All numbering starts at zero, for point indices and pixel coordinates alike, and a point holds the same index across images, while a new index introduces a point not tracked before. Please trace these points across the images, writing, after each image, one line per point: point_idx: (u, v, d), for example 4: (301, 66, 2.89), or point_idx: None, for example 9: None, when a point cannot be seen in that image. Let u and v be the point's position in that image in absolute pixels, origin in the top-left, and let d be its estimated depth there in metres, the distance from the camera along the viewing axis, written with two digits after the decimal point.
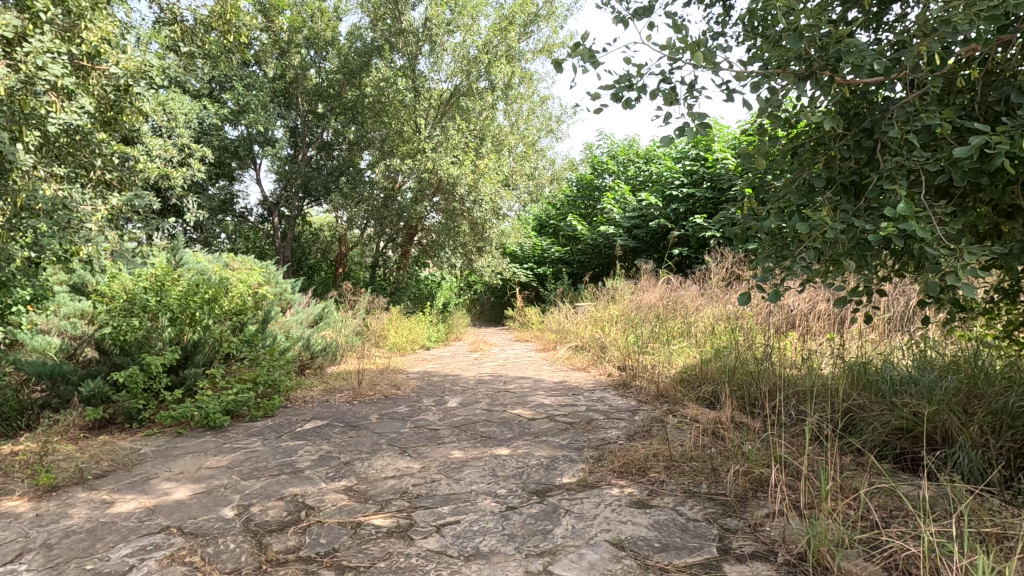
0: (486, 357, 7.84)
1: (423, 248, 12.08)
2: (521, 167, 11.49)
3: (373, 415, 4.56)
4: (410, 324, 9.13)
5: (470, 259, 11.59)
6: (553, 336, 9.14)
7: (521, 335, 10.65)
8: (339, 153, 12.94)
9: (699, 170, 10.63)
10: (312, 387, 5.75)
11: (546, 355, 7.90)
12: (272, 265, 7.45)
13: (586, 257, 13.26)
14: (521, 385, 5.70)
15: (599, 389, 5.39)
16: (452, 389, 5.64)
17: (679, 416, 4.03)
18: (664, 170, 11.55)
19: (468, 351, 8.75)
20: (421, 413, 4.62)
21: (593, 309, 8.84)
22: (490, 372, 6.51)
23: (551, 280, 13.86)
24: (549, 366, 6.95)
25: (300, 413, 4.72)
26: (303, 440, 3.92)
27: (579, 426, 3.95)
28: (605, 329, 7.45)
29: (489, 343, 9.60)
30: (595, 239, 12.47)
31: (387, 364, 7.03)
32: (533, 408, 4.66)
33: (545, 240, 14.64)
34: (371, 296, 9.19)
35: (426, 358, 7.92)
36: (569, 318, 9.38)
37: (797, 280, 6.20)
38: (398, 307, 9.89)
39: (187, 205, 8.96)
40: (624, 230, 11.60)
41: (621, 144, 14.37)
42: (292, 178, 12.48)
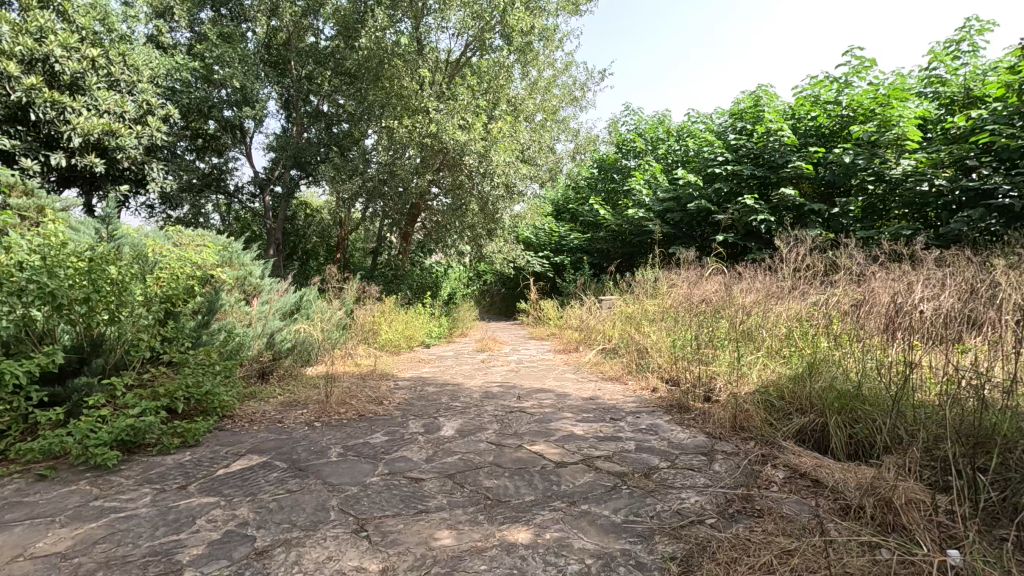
0: (495, 360, 6.50)
1: (427, 231, 10.77)
2: (539, 141, 10.10)
3: (335, 449, 3.24)
4: (407, 317, 7.84)
5: (479, 245, 10.27)
6: (576, 335, 7.80)
7: (536, 332, 9.32)
8: (338, 126, 11.64)
9: (745, 145, 9.20)
10: (270, 399, 4.45)
11: (568, 358, 6.55)
12: (236, 244, 6.15)
13: (609, 245, 11.87)
14: (541, 403, 4.35)
15: (645, 412, 4.03)
16: (450, 404, 4.31)
17: (786, 473, 2.68)
18: (704, 146, 10.11)
19: (474, 350, 7.44)
20: (403, 446, 3.29)
21: (624, 305, 7.47)
22: (499, 381, 5.17)
23: (569, 270, 12.49)
24: (574, 374, 5.59)
25: (236, 441, 3.40)
26: (216, 494, 2.59)
27: (635, 485, 2.59)
28: (643, 330, 6.08)
29: (500, 341, 8.29)
30: (620, 225, 11.08)
31: (372, 367, 5.74)
32: (560, 443, 3.31)
33: (562, 226, 13.27)
34: (364, 283, 7.91)
35: (424, 359, 6.62)
36: (594, 314, 8.01)
37: (898, 266, 4.79)
38: (397, 297, 8.62)
39: (152, 173, 7.64)
40: (655, 215, 10.19)
41: (650, 121, 12.89)
42: (283, 151, 11.18)
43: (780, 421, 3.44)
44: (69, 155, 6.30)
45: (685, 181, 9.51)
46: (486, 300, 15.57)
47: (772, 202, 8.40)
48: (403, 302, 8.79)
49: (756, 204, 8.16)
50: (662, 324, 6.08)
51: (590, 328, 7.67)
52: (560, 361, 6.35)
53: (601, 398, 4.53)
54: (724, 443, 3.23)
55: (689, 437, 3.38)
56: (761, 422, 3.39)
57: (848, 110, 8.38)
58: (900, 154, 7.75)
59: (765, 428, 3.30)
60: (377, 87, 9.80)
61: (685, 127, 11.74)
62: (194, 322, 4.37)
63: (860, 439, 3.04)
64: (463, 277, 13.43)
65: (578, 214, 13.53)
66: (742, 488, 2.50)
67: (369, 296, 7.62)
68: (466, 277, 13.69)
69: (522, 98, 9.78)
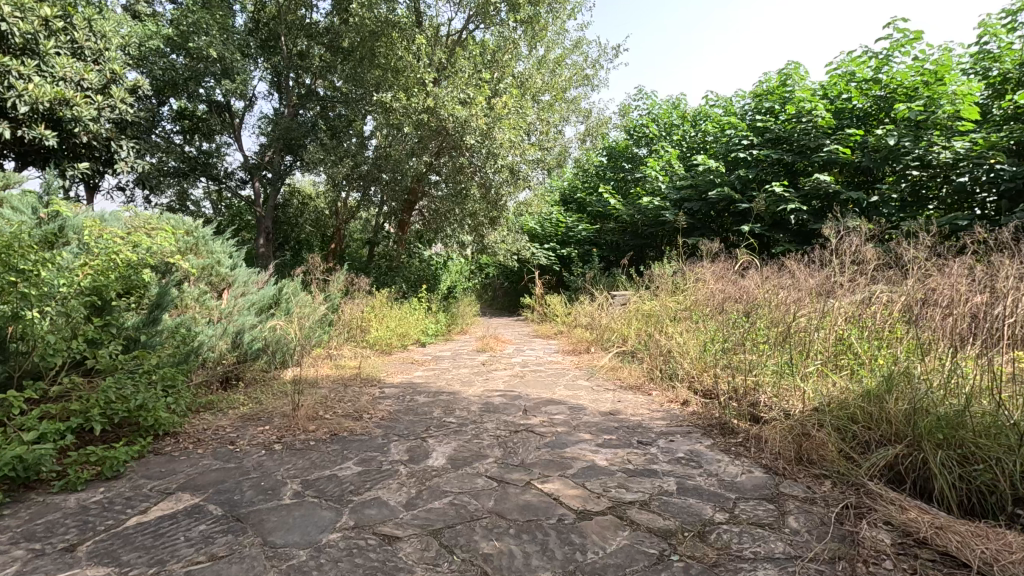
0: (497, 363, 5.80)
1: (424, 220, 10.05)
2: (547, 122, 9.34)
3: (291, 487, 2.52)
4: (401, 313, 7.13)
5: (481, 234, 9.57)
6: (586, 335, 7.10)
7: (541, 329, 8.61)
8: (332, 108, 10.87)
9: (773, 127, 8.43)
10: (230, 411, 3.74)
11: (579, 361, 5.83)
12: (206, 228, 5.42)
13: (619, 237, 11.13)
14: (551, 420, 3.63)
15: (680, 435, 3.30)
16: (444, 420, 3.60)
17: (897, 541, 1.95)
18: (725, 129, 9.34)
19: (474, 350, 6.74)
20: (380, 482, 2.57)
21: (640, 302, 6.75)
22: (502, 390, 4.45)
23: (577, 263, 11.75)
24: (587, 381, 4.88)
25: (169, 472, 2.68)
26: (112, 560, 1.88)
27: (692, 556, 1.86)
28: (666, 333, 5.36)
29: (502, 339, 7.59)
30: (632, 215, 10.33)
31: (357, 372, 5.03)
32: (581, 480, 2.58)
33: (569, 216, 12.51)
34: (353, 274, 7.21)
35: (418, 361, 5.92)
36: (606, 311, 7.30)
37: (977, 257, 4.04)
38: (390, 291, 7.91)
39: (121, 152, 6.94)
40: (672, 203, 9.44)
41: (665, 106, 12.10)
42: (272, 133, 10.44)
43: (858, 453, 2.72)
44: (17, 126, 5.58)
45: (705, 168, 8.74)
46: (488, 294, 14.90)
47: (802, 189, 7.65)
48: (397, 296, 8.09)
49: (785, 192, 7.42)
50: (687, 326, 5.35)
51: (602, 327, 6.97)
52: (570, 365, 5.64)
53: (623, 414, 3.82)
54: (791, 484, 2.50)
55: (742, 473, 2.66)
56: (833, 455, 2.65)
57: (889, 88, 7.60)
58: (949, 136, 6.99)
59: (842, 463, 2.57)
60: (372, 63, 9.09)
61: (702, 111, 10.96)
62: (137, 321, 3.66)
63: (975, 483, 2.31)
64: (463, 269, 12.73)
65: (586, 205, 12.78)
66: (844, 564, 1.78)
67: (359, 289, 6.92)
68: (466, 270, 12.99)
69: (529, 75, 9.03)
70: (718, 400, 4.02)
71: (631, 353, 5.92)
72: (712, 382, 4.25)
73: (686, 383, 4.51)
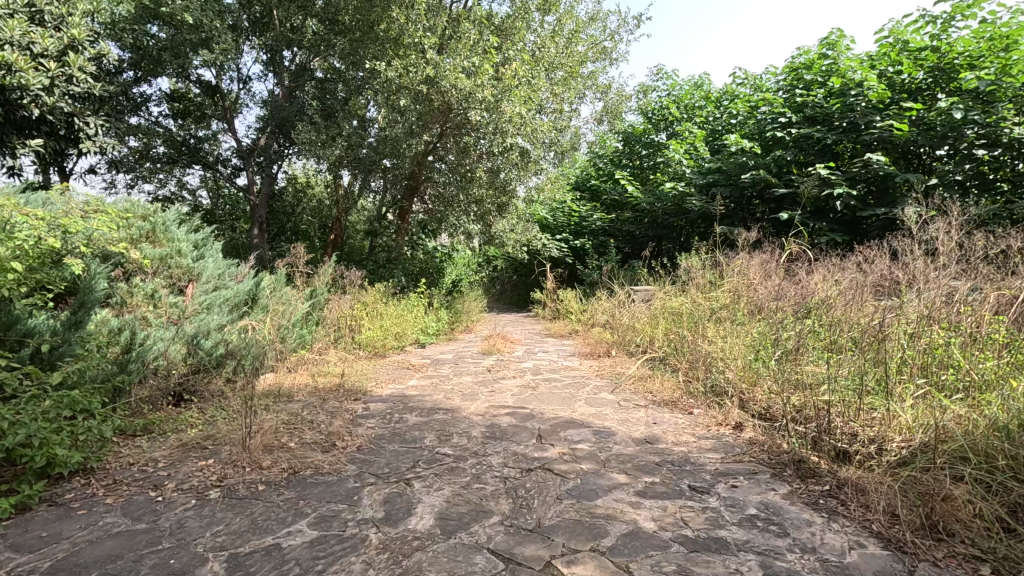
0: (503, 368, 5.03)
1: (427, 209, 9.28)
2: (560, 99, 8.50)
3: (210, 568, 1.77)
4: (398, 311, 6.36)
5: (487, 223, 8.78)
6: (605, 336, 6.30)
7: (554, 328, 7.83)
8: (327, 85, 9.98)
9: (813, 102, 7.54)
10: (170, 438, 3.00)
11: (601, 367, 5.04)
12: (166, 213, 4.68)
13: (638, 226, 10.30)
14: (574, 452, 2.85)
15: (745, 478, 2.52)
16: (438, 451, 2.84)
17: None
18: (757, 107, 8.45)
19: (479, 352, 5.97)
20: (339, 560, 1.81)
21: (668, 300, 5.94)
22: (510, 407, 3.68)
23: (592, 255, 10.92)
24: (612, 394, 4.09)
25: (49, 539, 1.94)
26: None
27: None
28: (704, 337, 4.56)
29: (511, 339, 6.83)
30: (652, 202, 9.49)
31: (339, 382, 4.28)
32: (623, 559, 1.81)
33: (583, 205, 11.68)
34: (344, 265, 6.46)
35: (414, 366, 5.17)
36: (627, 310, 6.49)
37: None
38: (387, 284, 7.16)
39: (88, 129, 6.24)
40: (698, 189, 8.59)
41: (687, 86, 11.21)
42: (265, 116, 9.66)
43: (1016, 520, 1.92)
44: None
45: (737, 148, 7.88)
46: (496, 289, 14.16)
47: (850, 172, 6.78)
48: (395, 290, 7.34)
49: (832, 175, 6.54)
50: (729, 330, 4.53)
51: (624, 327, 6.17)
52: (589, 372, 4.85)
53: (663, 442, 3.04)
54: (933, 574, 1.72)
55: (851, 551, 1.87)
56: (983, 525, 1.84)
57: (951, 55, 6.71)
58: None
59: (1003, 542, 1.78)
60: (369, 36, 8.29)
61: (728, 90, 10.08)
62: (49, 328, 2.94)
63: None
64: (469, 261, 11.97)
65: (600, 193, 11.93)
66: None
67: (352, 283, 6.17)
68: (473, 262, 12.23)
69: (541, 46, 8.22)
70: (780, 424, 3.23)
71: (662, 358, 5.12)
72: (768, 399, 3.45)
73: (734, 399, 3.71)
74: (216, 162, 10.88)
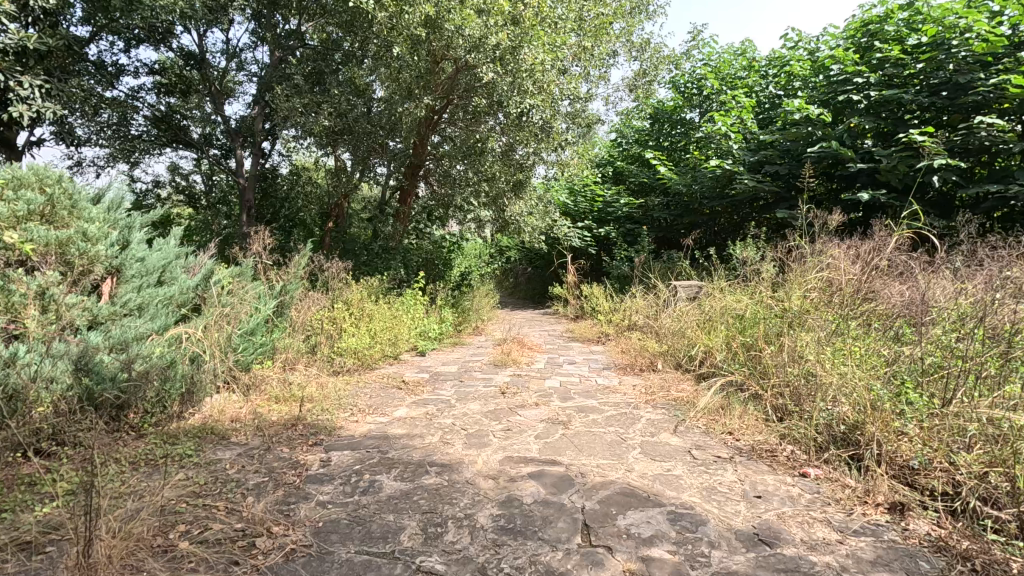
0: (520, 389, 3.88)
1: (433, 191, 8.11)
2: (587, 60, 7.24)
3: None
4: (391, 313, 5.21)
5: (500, 207, 7.59)
6: (646, 344, 5.11)
7: (579, 330, 6.64)
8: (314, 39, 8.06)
9: (894, 57, 6.22)
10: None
11: (650, 390, 3.86)
12: (75, 185, 3.55)
13: (673, 212, 9.03)
14: (649, 571, 1.68)
15: None
16: (417, 567, 1.68)
17: None
18: (819, 68, 7.13)
19: (488, 363, 4.82)
20: None
21: (730, 302, 4.72)
22: (535, 463, 2.52)
23: (619, 246, 9.68)
24: (676, 438, 2.91)
25: None
26: None
27: None
28: (795, 356, 3.36)
29: (529, 345, 5.66)
30: (690, 183, 8.24)
31: (298, 412, 3.18)
32: None
33: (607, 189, 10.42)
34: (325, 256, 5.32)
35: (405, 384, 4.05)
36: (673, 312, 5.29)
37: None
38: (381, 279, 6.01)
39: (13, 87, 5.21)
40: (748, 167, 7.32)
41: (726, 54, 9.87)
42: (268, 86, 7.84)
43: None
44: None
45: (801, 117, 6.59)
46: (509, 283, 12.96)
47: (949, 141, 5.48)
48: (392, 285, 6.22)
49: (931, 145, 5.24)
50: (828, 345, 3.33)
51: (672, 333, 4.98)
52: (635, 398, 3.67)
53: (787, 541, 1.86)
54: None
55: None
56: None
57: None
58: None
59: None
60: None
61: (777, 54, 8.74)
62: None
63: None
64: (481, 251, 10.82)
65: (625, 176, 10.68)
66: None
67: (335, 278, 5.03)
68: (484, 252, 11.07)
69: None
70: (964, 507, 2.03)
71: (730, 378, 3.93)
72: (927, 458, 2.26)
73: (860, 451, 2.52)
74: (204, 143, 9.82)
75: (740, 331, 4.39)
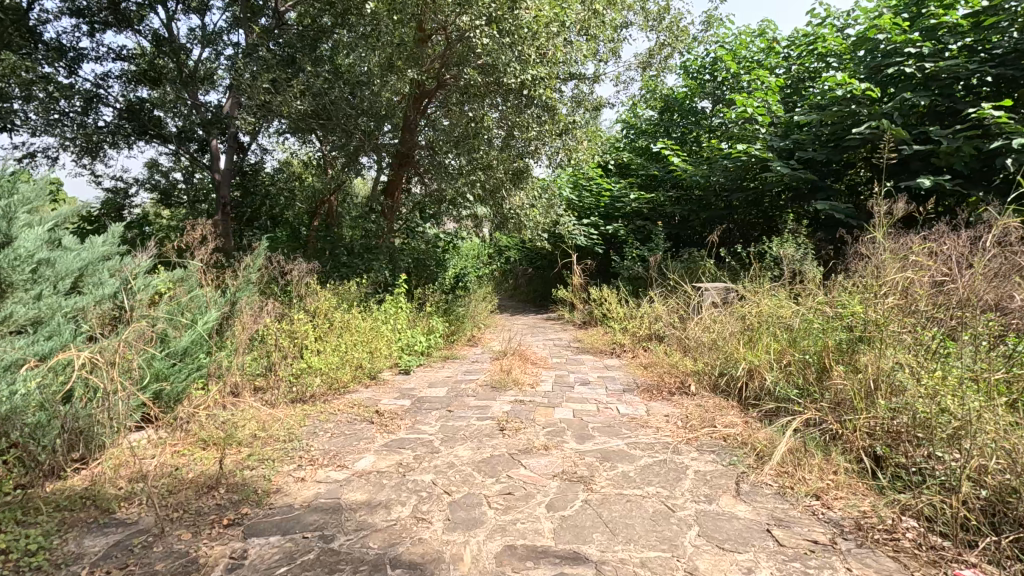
0: (524, 424, 3.05)
1: (424, 184, 7.29)
2: (595, 33, 6.42)
3: None
4: (370, 324, 4.39)
5: (499, 199, 6.79)
6: (674, 359, 4.29)
7: (590, 339, 5.82)
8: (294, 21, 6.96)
9: (950, 22, 5.40)
10: None
11: (689, 426, 3.04)
12: None
13: (689, 207, 8.22)
14: None
15: None
16: None
17: None
18: (858, 39, 6.32)
19: (484, 386, 3.98)
20: None
21: (778, 310, 3.90)
22: (549, 559, 1.69)
23: (629, 244, 8.86)
24: (744, 506, 2.08)
25: None
26: None
27: None
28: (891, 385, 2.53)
29: (534, 360, 4.85)
30: (708, 174, 7.43)
31: (223, 467, 2.35)
32: None
33: (615, 182, 9.60)
34: (292, 257, 4.49)
35: (376, 418, 3.22)
36: (704, 321, 4.47)
37: None
38: (361, 283, 5.19)
39: None
40: (779, 154, 6.50)
41: (743, 34, 9.06)
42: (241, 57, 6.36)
43: None
44: None
45: (841, 94, 5.78)
46: (508, 285, 12.16)
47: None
48: (375, 290, 5.41)
49: (1009, 122, 4.39)
50: (937, 373, 2.49)
51: (705, 347, 4.16)
52: (672, 438, 2.84)
53: None
54: None
55: None
56: None
57: None
58: None
59: None
60: None
61: (803, 30, 7.91)
62: None
63: None
64: (478, 251, 9.99)
65: (633, 169, 9.87)
66: None
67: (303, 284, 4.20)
68: (482, 252, 10.27)
69: None
70: None
71: (790, 408, 3.11)
72: None
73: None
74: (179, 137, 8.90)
75: (795, 347, 3.55)
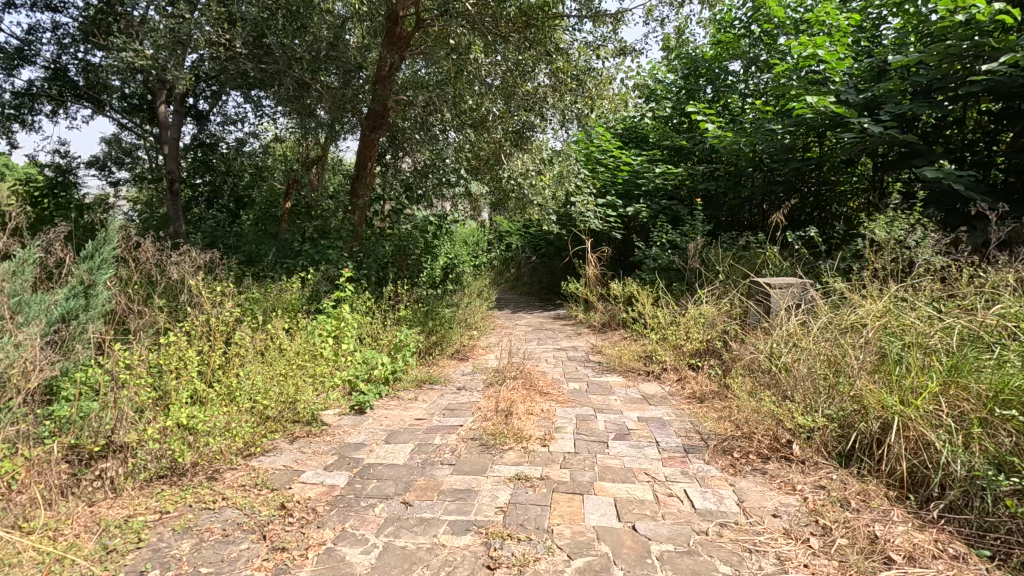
0: (536, 550, 1.67)
1: (406, 154, 5.87)
2: None
3: None
4: (305, 344, 3.02)
5: (497, 169, 5.39)
6: (753, 396, 2.91)
7: (615, 350, 4.46)
8: None
9: None
10: None
11: (837, 555, 1.67)
12: None
13: (727, 182, 6.80)
14: None
15: None
16: None
17: None
18: None
19: (469, 441, 2.60)
20: None
21: (923, 325, 2.52)
22: None
23: (653, 227, 7.47)
24: None
25: None
26: None
27: None
28: None
29: (544, 388, 3.47)
30: (755, 141, 6.00)
31: None
32: None
33: (635, 154, 8.14)
34: (190, 247, 3.08)
35: (275, 529, 1.84)
36: (793, 336, 3.09)
37: None
38: (306, 281, 3.81)
39: None
40: (857, 112, 5.06)
41: None
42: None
43: None
44: None
45: (957, 21, 4.29)
46: (509, 275, 10.81)
47: None
48: (330, 288, 4.07)
49: None
50: None
51: (803, 377, 2.78)
52: None
53: None
54: None
55: None
56: None
57: None
58: None
59: None
60: None
61: None
62: None
63: None
64: (476, 236, 8.64)
65: (656, 141, 8.43)
66: None
67: (202, 284, 2.82)
68: (480, 239, 8.90)
69: None
70: None
71: (1012, 516, 1.74)
72: None
73: None
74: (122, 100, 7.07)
75: (973, 389, 2.18)
